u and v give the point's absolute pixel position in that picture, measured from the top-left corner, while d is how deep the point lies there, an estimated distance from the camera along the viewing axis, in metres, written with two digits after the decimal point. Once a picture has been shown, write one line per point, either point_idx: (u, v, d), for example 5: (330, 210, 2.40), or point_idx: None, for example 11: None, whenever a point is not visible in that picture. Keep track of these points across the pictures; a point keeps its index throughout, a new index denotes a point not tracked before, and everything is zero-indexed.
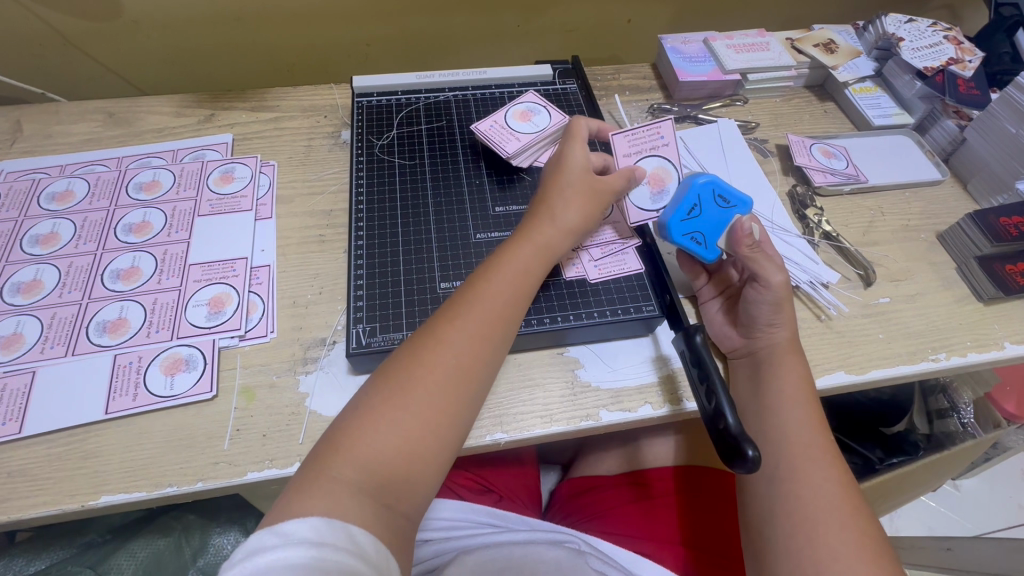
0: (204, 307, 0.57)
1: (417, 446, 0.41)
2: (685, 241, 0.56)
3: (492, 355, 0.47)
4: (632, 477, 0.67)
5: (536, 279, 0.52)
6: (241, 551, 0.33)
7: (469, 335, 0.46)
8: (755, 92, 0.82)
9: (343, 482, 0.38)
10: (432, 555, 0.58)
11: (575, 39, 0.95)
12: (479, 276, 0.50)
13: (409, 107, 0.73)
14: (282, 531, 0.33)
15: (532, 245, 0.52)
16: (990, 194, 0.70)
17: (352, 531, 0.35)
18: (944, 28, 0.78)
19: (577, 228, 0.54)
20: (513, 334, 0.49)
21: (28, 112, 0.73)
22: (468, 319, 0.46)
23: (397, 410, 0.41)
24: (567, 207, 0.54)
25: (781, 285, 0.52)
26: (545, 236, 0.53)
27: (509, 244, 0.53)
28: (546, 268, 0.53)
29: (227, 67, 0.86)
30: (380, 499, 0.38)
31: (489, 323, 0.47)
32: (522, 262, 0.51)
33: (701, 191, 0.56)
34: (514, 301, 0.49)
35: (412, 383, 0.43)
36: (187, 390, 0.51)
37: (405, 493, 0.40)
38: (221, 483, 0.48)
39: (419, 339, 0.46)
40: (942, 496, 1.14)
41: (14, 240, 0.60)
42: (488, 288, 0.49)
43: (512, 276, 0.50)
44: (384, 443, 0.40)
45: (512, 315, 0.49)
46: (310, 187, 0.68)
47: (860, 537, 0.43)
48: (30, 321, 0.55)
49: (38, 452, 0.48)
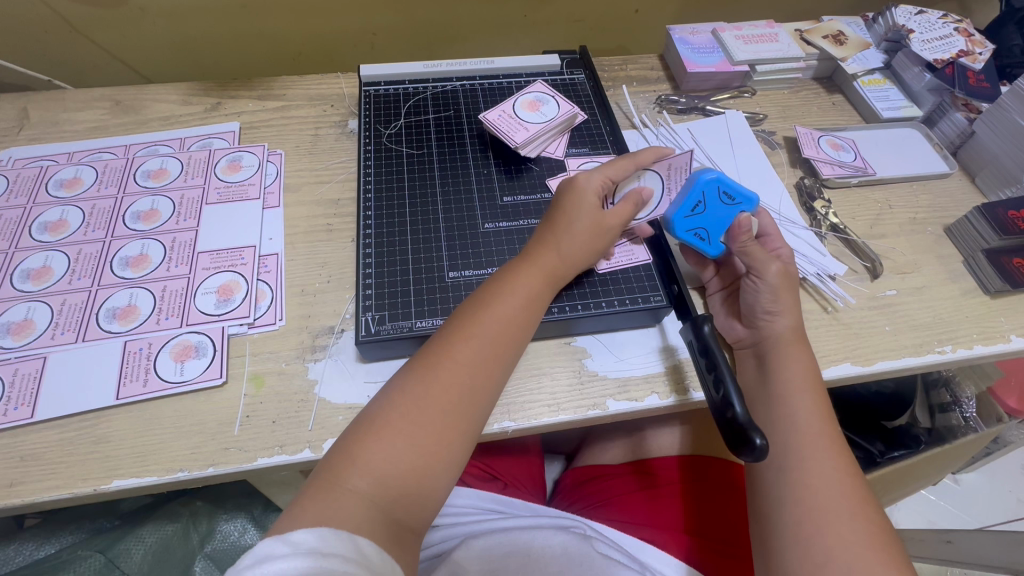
0: (213, 294, 0.57)
1: (430, 462, 0.41)
2: (688, 236, 0.57)
3: (501, 375, 0.47)
4: (636, 466, 0.67)
5: (543, 304, 0.52)
6: (248, 558, 0.32)
7: (482, 354, 0.46)
8: (765, 84, 0.81)
9: (358, 494, 0.38)
10: (440, 540, 0.58)
11: (581, 29, 0.95)
12: (487, 293, 0.50)
13: (416, 96, 0.72)
14: (290, 540, 0.33)
15: (539, 265, 0.52)
16: (998, 187, 0.70)
17: (359, 540, 0.35)
18: (955, 19, 0.77)
19: (581, 260, 0.54)
20: (519, 355, 0.49)
21: (34, 99, 0.72)
22: (481, 338, 0.47)
23: (412, 425, 0.42)
24: (574, 239, 0.53)
25: (776, 274, 0.53)
26: (552, 265, 0.53)
27: (517, 264, 0.53)
28: (551, 294, 0.53)
29: (234, 55, 0.85)
30: (391, 513, 0.39)
31: (501, 343, 0.47)
32: (531, 283, 0.51)
33: (707, 187, 0.55)
34: (521, 323, 0.49)
35: (425, 398, 0.43)
36: (198, 376, 0.52)
37: (415, 507, 0.40)
38: (232, 468, 0.48)
39: (431, 355, 0.46)
40: (942, 490, 1.15)
41: (23, 226, 0.60)
42: (499, 306, 0.49)
43: (522, 297, 0.50)
44: (398, 457, 0.40)
45: (521, 336, 0.49)
46: (318, 175, 0.68)
47: (866, 524, 0.44)
48: (40, 308, 0.55)
49: (50, 436, 0.49)
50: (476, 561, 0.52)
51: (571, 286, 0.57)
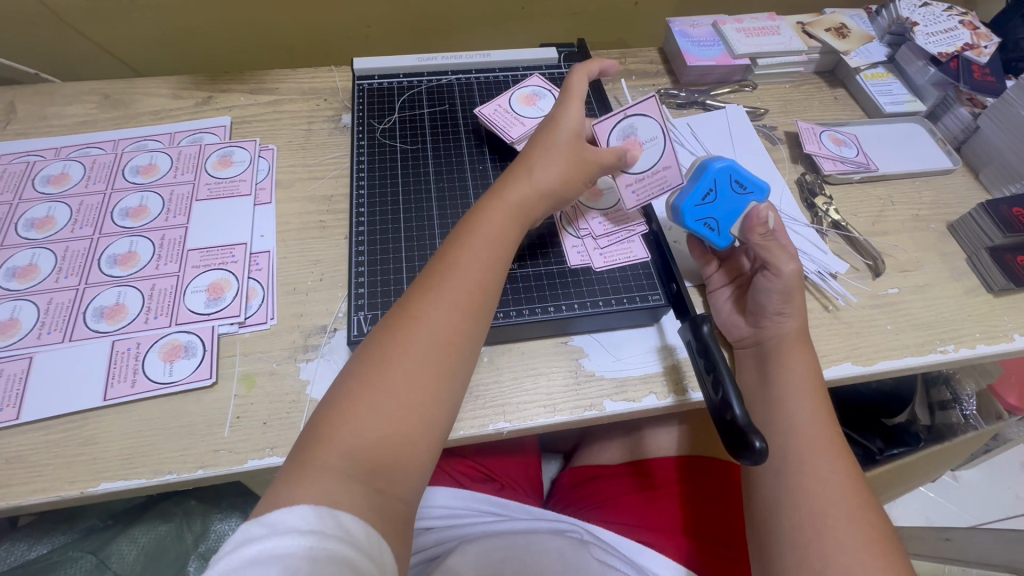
0: (203, 293, 0.56)
1: (406, 426, 0.39)
2: (697, 226, 0.55)
3: (471, 325, 0.44)
4: (634, 467, 0.67)
5: (512, 241, 0.50)
6: (229, 543, 0.32)
7: (446, 310, 0.43)
8: (766, 78, 0.80)
9: (332, 470, 0.36)
10: (432, 543, 0.58)
11: (580, 22, 0.93)
12: (450, 246, 0.47)
13: (411, 90, 0.71)
14: (267, 521, 0.32)
15: (509, 213, 0.50)
16: (1003, 184, 0.69)
17: (339, 515, 0.34)
18: (960, 12, 0.76)
19: (555, 190, 0.52)
20: (491, 302, 0.46)
21: (21, 93, 0.71)
22: (444, 294, 0.44)
23: (379, 392, 0.39)
24: (546, 168, 0.51)
25: (793, 274, 0.51)
26: (521, 196, 0.50)
27: (486, 206, 0.50)
28: (520, 229, 0.51)
29: (226, 46, 0.84)
30: (371, 483, 0.37)
31: (467, 298, 0.45)
32: (498, 223, 0.49)
33: (718, 176, 0.54)
34: (489, 271, 0.47)
35: (389, 363, 0.40)
36: (187, 376, 0.51)
37: (398, 476, 0.38)
38: (221, 471, 0.47)
39: (393, 318, 0.43)
40: (941, 487, 1.15)
41: (9, 222, 0.59)
42: (465, 262, 0.46)
43: (488, 242, 0.48)
44: (369, 425, 0.38)
45: (490, 289, 0.46)
46: (310, 171, 0.67)
47: (868, 529, 0.43)
48: (26, 307, 0.54)
49: (35, 438, 0.48)
50: (471, 565, 0.52)
51: (567, 284, 0.56)
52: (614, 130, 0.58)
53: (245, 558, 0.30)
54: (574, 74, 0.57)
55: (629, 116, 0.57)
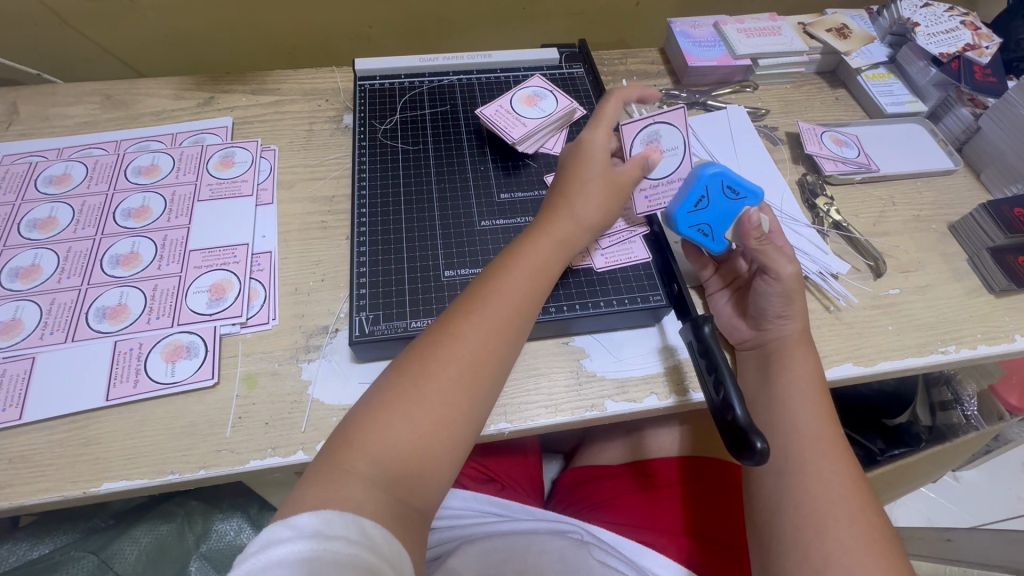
0: (205, 293, 0.56)
1: (434, 440, 0.39)
2: (691, 232, 0.55)
3: (509, 348, 0.45)
4: (635, 467, 0.67)
5: (555, 271, 0.50)
6: (252, 544, 0.32)
7: (485, 330, 0.44)
8: (767, 78, 0.80)
9: (359, 475, 0.36)
10: (437, 542, 0.59)
11: (580, 22, 0.93)
12: (495, 268, 0.48)
13: (413, 90, 0.71)
14: (294, 523, 0.32)
15: (552, 246, 0.50)
16: (1004, 184, 0.69)
17: (363, 521, 0.34)
18: (961, 12, 0.76)
19: (597, 224, 0.52)
20: (529, 327, 0.47)
21: (24, 94, 0.71)
22: (485, 315, 0.44)
23: (412, 404, 0.40)
24: (587, 202, 0.52)
25: (792, 277, 0.51)
26: (564, 230, 0.51)
27: (531, 234, 0.51)
28: (563, 260, 0.51)
29: (227, 49, 0.84)
30: (393, 492, 0.37)
31: (507, 321, 0.45)
32: (543, 253, 0.49)
33: (710, 182, 0.53)
34: (530, 297, 0.47)
35: (425, 377, 0.41)
36: (188, 377, 0.51)
37: (420, 488, 0.38)
38: (223, 470, 0.47)
39: (435, 332, 0.44)
40: (942, 487, 1.15)
41: (12, 223, 0.59)
42: (506, 283, 0.47)
43: (530, 269, 0.48)
44: (399, 435, 0.38)
45: (527, 313, 0.47)
46: (311, 171, 0.67)
47: (869, 529, 0.43)
48: (28, 307, 0.54)
49: (37, 438, 0.48)
50: (472, 565, 0.53)
51: (568, 285, 0.56)
52: (639, 134, 0.58)
53: (273, 559, 0.30)
54: (608, 101, 0.58)
55: (656, 122, 0.58)
